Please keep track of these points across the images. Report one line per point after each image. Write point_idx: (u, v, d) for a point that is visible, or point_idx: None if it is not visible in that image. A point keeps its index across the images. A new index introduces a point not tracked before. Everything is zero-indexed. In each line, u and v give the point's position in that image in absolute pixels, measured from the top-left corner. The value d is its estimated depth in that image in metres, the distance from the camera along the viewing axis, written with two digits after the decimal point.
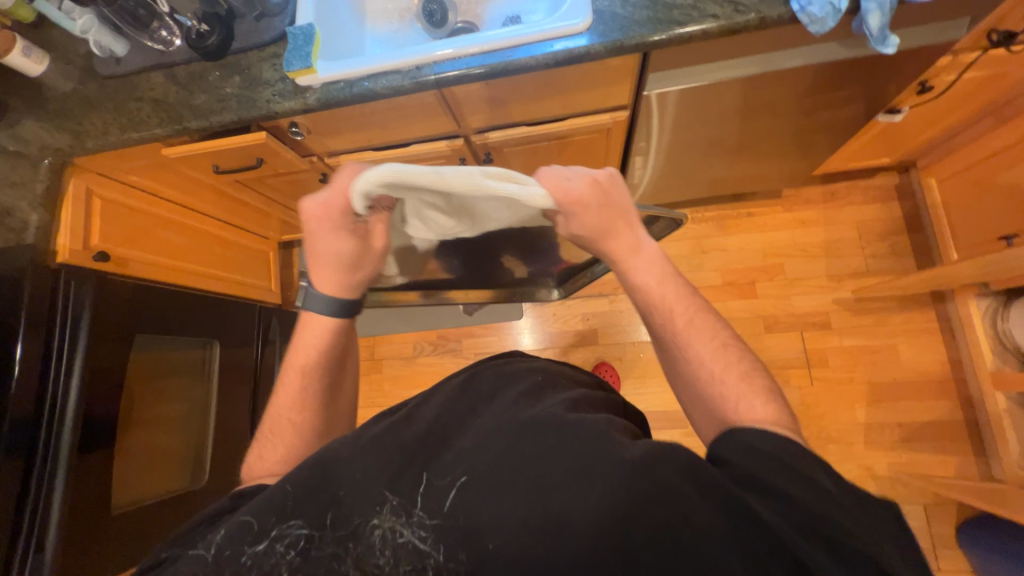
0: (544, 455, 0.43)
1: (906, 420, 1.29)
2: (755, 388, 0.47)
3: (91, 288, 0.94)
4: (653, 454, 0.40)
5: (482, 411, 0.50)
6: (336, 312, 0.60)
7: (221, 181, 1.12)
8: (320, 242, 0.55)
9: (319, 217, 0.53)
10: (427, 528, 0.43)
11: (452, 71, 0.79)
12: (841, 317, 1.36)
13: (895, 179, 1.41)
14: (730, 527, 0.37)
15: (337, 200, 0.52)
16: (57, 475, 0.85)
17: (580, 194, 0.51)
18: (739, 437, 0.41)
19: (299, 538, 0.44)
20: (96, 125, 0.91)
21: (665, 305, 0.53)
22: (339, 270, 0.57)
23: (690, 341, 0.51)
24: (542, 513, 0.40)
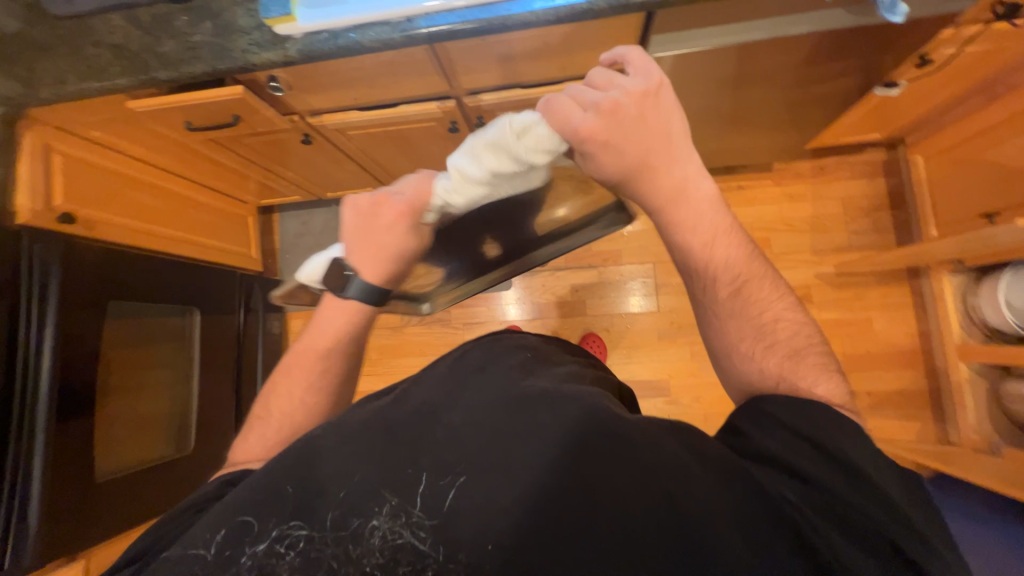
0: (544, 442, 0.41)
1: (874, 389, 1.36)
2: (808, 364, 0.45)
3: (58, 252, 0.87)
4: (648, 431, 0.41)
5: (468, 391, 0.49)
6: (371, 300, 0.59)
7: (193, 138, 1.05)
8: (384, 238, 0.57)
9: (402, 214, 0.56)
10: (429, 528, 0.40)
11: (444, 25, 0.74)
12: (822, 292, 1.40)
13: (883, 154, 1.43)
14: (740, 501, 0.36)
15: (419, 200, 0.56)
16: (36, 446, 0.82)
17: (607, 116, 0.47)
18: (762, 404, 0.42)
19: (299, 538, 0.41)
20: (50, 71, 0.83)
21: (707, 267, 0.50)
22: (397, 262, 0.58)
23: (732, 313, 0.49)
24: (546, 507, 0.39)
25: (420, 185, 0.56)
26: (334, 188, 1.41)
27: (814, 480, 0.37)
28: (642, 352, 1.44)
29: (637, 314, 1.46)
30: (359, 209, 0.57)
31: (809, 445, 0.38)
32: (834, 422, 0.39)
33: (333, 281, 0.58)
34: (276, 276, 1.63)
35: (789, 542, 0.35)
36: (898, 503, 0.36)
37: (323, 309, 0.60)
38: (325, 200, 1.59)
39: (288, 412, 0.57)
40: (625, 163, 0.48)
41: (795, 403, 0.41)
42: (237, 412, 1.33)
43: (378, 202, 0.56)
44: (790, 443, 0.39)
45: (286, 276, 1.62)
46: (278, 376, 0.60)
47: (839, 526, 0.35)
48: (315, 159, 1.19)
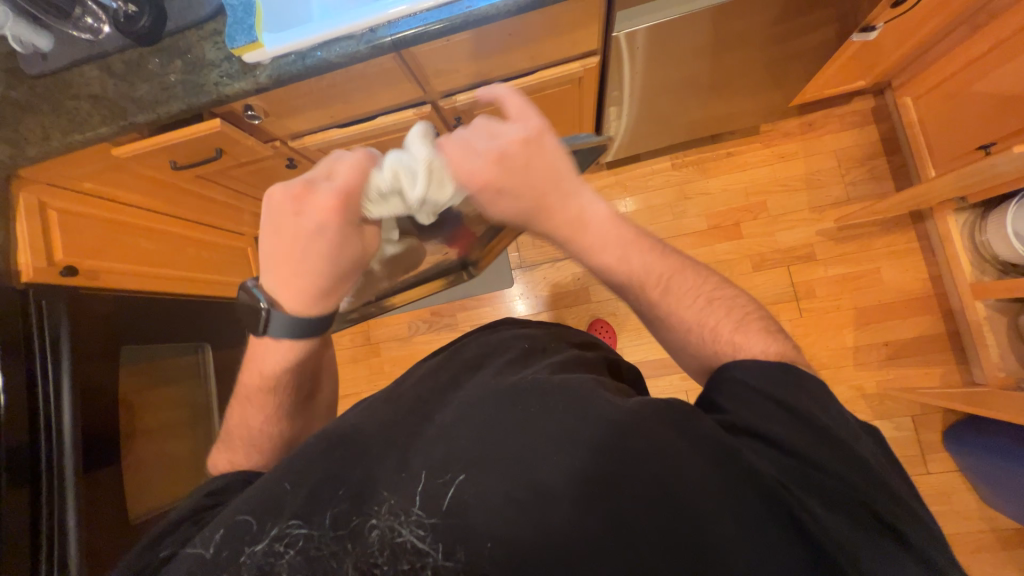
0: (544, 433, 0.41)
1: (891, 339, 1.34)
2: (748, 330, 0.46)
3: (64, 306, 0.90)
4: (644, 409, 0.40)
5: (465, 390, 0.49)
6: (299, 333, 0.52)
7: (181, 177, 1.06)
8: (314, 250, 0.48)
9: (325, 214, 0.46)
10: (427, 526, 0.39)
11: (408, 30, 0.74)
12: (826, 248, 1.38)
13: (871, 102, 1.40)
14: (725, 475, 0.36)
15: (351, 190, 0.45)
16: (65, 498, 0.82)
17: (497, 156, 0.46)
18: (740, 374, 0.41)
19: (298, 537, 0.41)
20: (34, 129, 0.84)
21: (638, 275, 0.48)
22: (320, 280, 0.49)
23: (675, 304, 0.48)
24: (541, 490, 0.38)
25: (348, 174, 0.46)
26: None
27: (794, 450, 0.37)
28: None
29: None
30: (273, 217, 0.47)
31: (780, 410, 0.39)
32: (805, 392, 0.40)
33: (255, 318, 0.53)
34: None
35: (773, 512, 0.35)
36: (867, 465, 0.38)
37: (254, 350, 0.55)
38: None
39: (251, 438, 0.58)
40: (508, 202, 0.47)
41: (768, 372, 0.41)
42: None
43: (296, 208, 0.46)
44: (761, 411, 0.39)
45: None
46: (235, 402, 0.59)
47: (811, 493, 0.36)
48: None
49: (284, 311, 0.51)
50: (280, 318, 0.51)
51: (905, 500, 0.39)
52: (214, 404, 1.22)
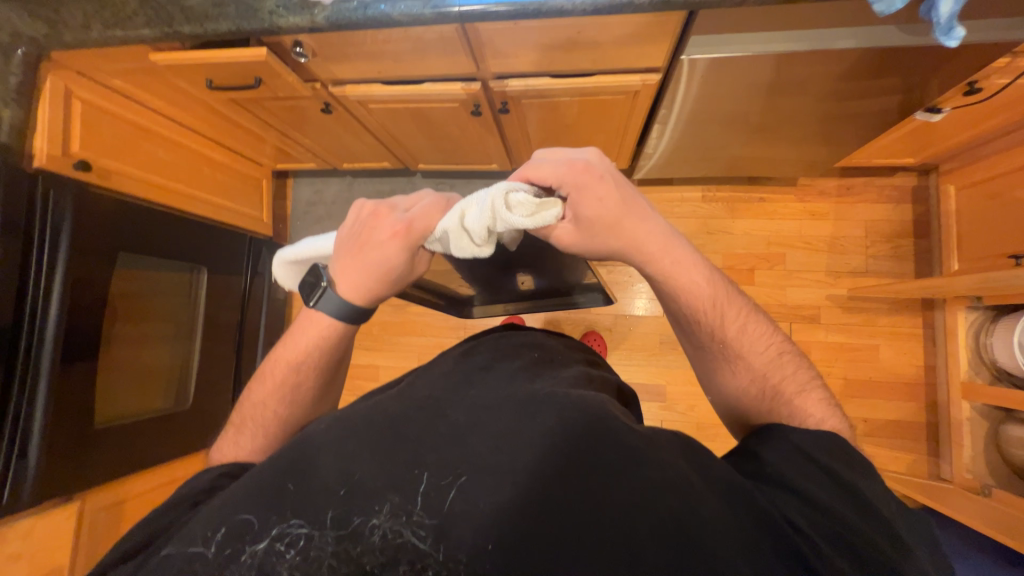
0: (554, 459, 0.40)
1: (871, 416, 1.35)
2: (806, 386, 0.48)
3: (71, 200, 0.88)
4: (663, 462, 0.40)
5: (473, 394, 0.48)
6: (342, 319, 0.54)
7: (213, 96, 1.03)
8: (372, 252, 0.51)
9: (397, 233, 0.49)
10: (428, 527, 0.39)
11: (477, 5, 0.72)
12: (832, 314, 1.38)
13: (913, 180, 1.39)
14: (752, 529, 0.36)
15: (421, 222, 0.49)
16: (38, 384, 0.84)
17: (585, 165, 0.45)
18: (789, 437, 0.43)
19: (299, 536, 0.40)
20: (74, 14, 0.81)
21: (709, 310, 0.50)
22: (371, 288, 0.52)
23: (743, 348, 0.49)
24: (551, 507, 0.38)
25: (425, 209, 0.49)
26: (350, 159, 1.41)
27: (823, 506, 0.38)
28: (642, 356, 1.44)
29: (641, 317, 1.45)
30: (360, 217, 0.52)
31: (822, 474, 0.40)
32: (833, 452, 0.42)
33: (309, 288, 0.54)
34: (285, 242, 1.63)
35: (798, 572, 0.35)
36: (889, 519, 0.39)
37: (302, 321, 0.56)
38: (341, 171, 1.58)
39: (264, 421, 0.55)
40: (612, 203, 0.46)
41: (803, 446, 0.42)
42: (237, 373, 1.35)
43: (379, 217, 0.50)
44: (802, 468, 0.40)
45: (295, 243, 1.63)
46: (262, 371, 0.58)
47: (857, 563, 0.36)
48: (332, 129, 1.18)
49: (329, 296, 0.52)
50: (325, 303, 0.53)
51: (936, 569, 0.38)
52: (197, 327, 1.21)
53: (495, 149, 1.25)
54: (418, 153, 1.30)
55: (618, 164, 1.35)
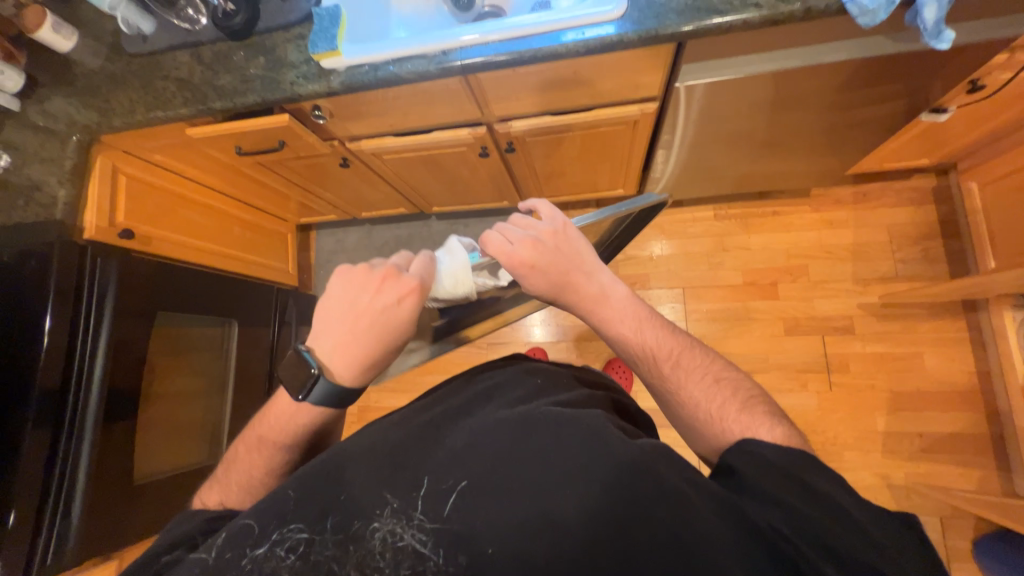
0: (548, 469, 0.40)
1: (926, 430, 1.25)
2: (757, 413, 0.45)
3: (116, 266, 0.95)
4: (658, 476, 0.39)
5: (478, 414, 0.49)
6: (343, 399, 0.53)
7: (241, 161, 1.12)
8: (378, 318, 0.52)
9: (408, 294, 0.52)
10: (428, 531, 0.40)
11: (478, 57, 0.77)
12: (866, 323, 1.33)
13: (932, 181, 1.36)
14: (737, 537, 0.36)
15: (429, 282, 0.55)
16: (82, 444, 0.87)
17: (524, 246, 0.53)
18: (758, 449, 0.41)
19: (299, 542, 0.41)
20: (123, 102, 0.92)
21: (642, 351, 0.51)
22: (378, 357, 0.53)
23: (681, 381, 0.49)
24: (550, 512, 0.39)
25: (432, 271, 0.55)
26: (368, 208, 1.48)
27: (802, 512, 0.37)
28: None
29: None
30: (358, 285, 0.53)
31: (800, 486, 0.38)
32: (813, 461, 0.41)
33: (298, 380, 0.51)
34: (309, 291, 1.69)
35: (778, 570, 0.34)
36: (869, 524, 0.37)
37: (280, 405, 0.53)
38: (360, 219, 1.66)
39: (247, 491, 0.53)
40: (546, 265, 0.53)
41: (781, 462, 0.40)
42: None
43: (384, 282, 0.53)
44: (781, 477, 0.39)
45: (318, 290, 1.69)
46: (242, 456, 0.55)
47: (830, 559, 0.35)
48: (350, 182, 1.25)
49: (329, 378, 0.51)
50: (323, 387, 0.51)
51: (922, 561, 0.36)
52: (229, 382, 1.24)
53: (506, 187, 1.30)
54: (432, 197, 1.36)
55: (627, 191, 1.38)
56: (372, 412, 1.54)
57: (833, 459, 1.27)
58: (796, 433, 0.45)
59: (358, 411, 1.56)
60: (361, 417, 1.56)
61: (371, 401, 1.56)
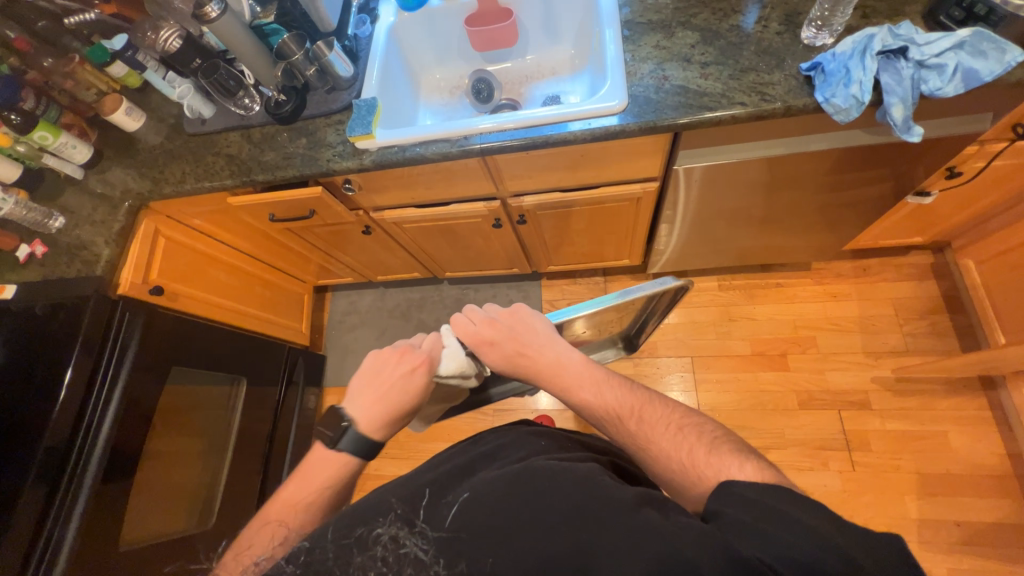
0: (543, 489, 0.42)
1: (964, 518, 1.16)
2: (724, 452, 0.46)
3: (142, 320, 1.00)
4: (645, 500, 0.40)
5: (485, 460, 0.51)
6: (367, 456, 0.54)
7: (272, 227, 1.21)
8: (397, 384, 0.57)
9: (422, 363, 0.57)
10: (431, 539, 0.42)
11: (496, 142, 0.87)
12: (882, 398, 1.29)
13: (929, 258, 1.40)
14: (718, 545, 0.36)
15: (436, 353, 0.59)
16: (76, 503, 0.85)
17: (483, 332, 0.59)
18: (734, 491, 0.41)
19: (301, 551, 0.43)
20: (175, 173, 1.02)
21: (606, 413, 0.53)
22: (398, 418, 0.57)
23: (647, 437, 0.49)
24: (542, 518, 0.40)
25: (440, 343, 0.60)
26: (384, 272, 1.54)
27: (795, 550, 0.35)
28: None
29: None
30: (384, 355, 0.58)
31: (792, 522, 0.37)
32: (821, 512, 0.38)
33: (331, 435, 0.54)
34: (319, 351, 1.71)
35: None
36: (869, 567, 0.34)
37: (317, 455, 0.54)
38: (375, 283, 1.73)
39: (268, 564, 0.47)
40: (504, 346, 0.58)
41: (763, 502, 0.39)
42: (262, 488, 1.32)
43: (406, 353, 0.58)
44: (781, 521, 0.37)
45: (328, 350, 1.71)
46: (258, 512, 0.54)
47: None
48: (371, 247, 1.33)
49: (355, 435, 0.54)
50: (350, 442, 0.53)
51: None
52: (230, 441, 1.22)
53: (516, 255, 1.36)
54: (445, 263, 1.43)
55: (633, 261, 1.44)
56: (371, 480, 1.48)
57: None
58: (775, 472, 0.43)
59: (357, 479, 1.50)
60: (360, 485, 1.49)
61: (372, 468, 1.50)
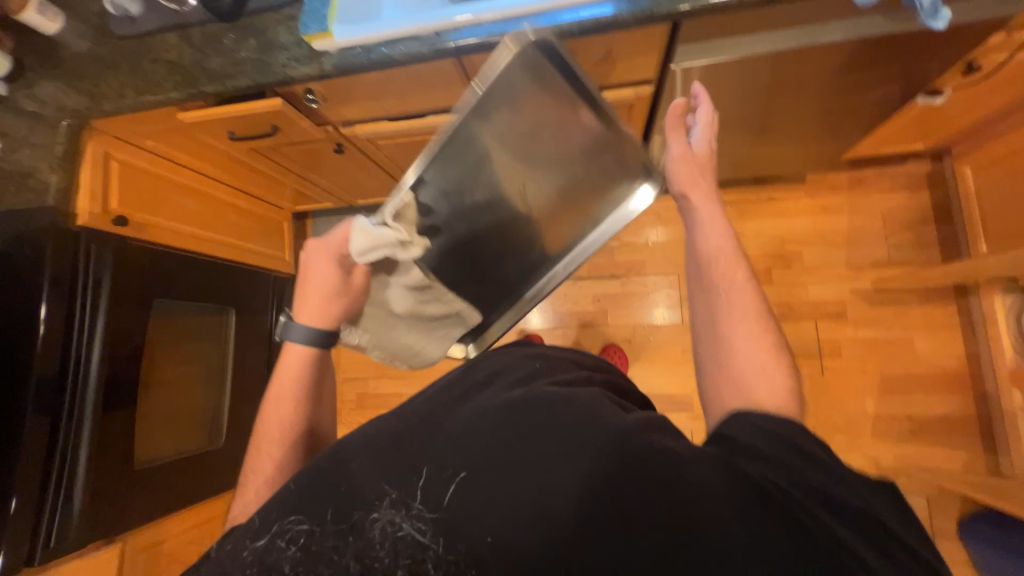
0: (545, 467, 0.44)
1: (915, 413, 1.28)
2: (785, 370, 0.54)
3: (111, 254, 0.95)
4: (653, 465, 0.42)
5: (479, 390, 0.53)
6: (311, 338, 0.69)
7: (234, 147, 1.11)
8: (314, 275, 0.68)
9: (326, 254, 0.67)
10: (428, 521, 0.44)
11: (472, 39, 0.77)
12: (858, 309, 1.34)
13: (927, 166, 1.36)
14: (729, 483, 0.41)
15: (338, 242, 0.67)
16: (82, 435, 0.88)
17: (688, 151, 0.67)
18: (748, 420, 0.46)
19: (300, 533, 0.46)
20: (112, 86, 0.90)
21: (717, 269, 0.61)
22: (325, 302, 0.68)
23: (740, 314, 0.58)
24: (544, 496, 0.42)
25: (338, 233, 0.68)
26: (363, 195, 1.47)
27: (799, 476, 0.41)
28: (664, 366, 1.42)
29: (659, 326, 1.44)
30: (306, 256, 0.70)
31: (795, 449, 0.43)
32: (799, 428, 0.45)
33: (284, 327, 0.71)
34: None
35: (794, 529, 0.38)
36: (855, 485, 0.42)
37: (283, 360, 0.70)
38: (355, 207, 1.66)
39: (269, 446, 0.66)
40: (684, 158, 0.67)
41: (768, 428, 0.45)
42: None
43: (312, 249, 0.68)
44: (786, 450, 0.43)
45: None
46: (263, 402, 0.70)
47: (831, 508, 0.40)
48: (346, 167, 1.24)
49: (295, 325, 0.69)
50: (292, 331, 0.69)
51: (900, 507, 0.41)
52: (229, 368, 1.24)
53: None
54: None
55: None
56: (370, 398, 1.56)
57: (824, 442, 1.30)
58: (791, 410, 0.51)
59: (356, 398, 1.58)
60: (360, 403, 1.57)
61: (369, 388, 1.57)
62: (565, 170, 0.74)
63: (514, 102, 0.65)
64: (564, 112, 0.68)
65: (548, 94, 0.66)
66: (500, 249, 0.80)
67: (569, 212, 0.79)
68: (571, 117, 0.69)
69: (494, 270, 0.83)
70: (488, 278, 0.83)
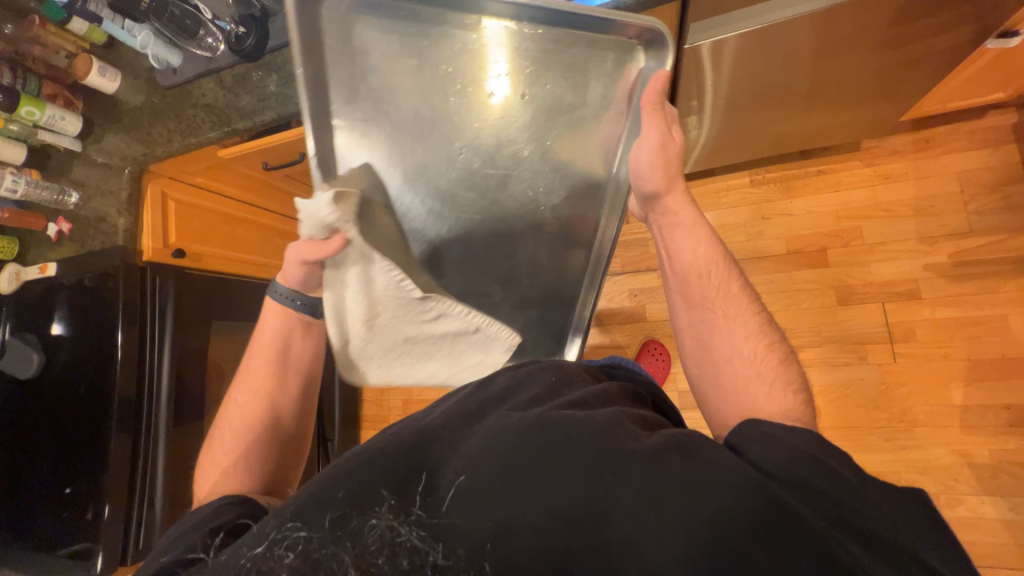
0: (557, 479, 0.47)
1: (1014, 402, 1.12)
2: (782, 374, 0.58)
3: (172, 282, 1.06)
4: (673, 478, 0.45)
5: (496, 408, 0.56)
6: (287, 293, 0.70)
7: (271, 175, 1.20)
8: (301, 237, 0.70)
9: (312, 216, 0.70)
10: (427, 527, 0.47)
11: None
12: (935, 286, 1.19)
13: (1012, 117, 1.18)
14: (755, 506, 0.43)
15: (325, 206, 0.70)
16: (159, 444, 0.99)
17: (664, 144, 0.63)
18: (765, 431, 0.51)
19: (298, 540, 0.48)
20: (162, 133, 1.00)
21: (698, 272, 0.65)
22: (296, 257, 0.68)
23: (728, 327, 0.61)
24: (555, 507, 0.46)
25: None
26: None
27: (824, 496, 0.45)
28: None
29: None
30: None
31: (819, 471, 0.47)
32: (809, 439, 0.49)
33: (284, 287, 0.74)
34: None
35: (821, 554, 0.41)
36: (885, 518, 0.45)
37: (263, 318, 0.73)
38: None
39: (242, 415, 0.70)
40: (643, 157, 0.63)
41: (786, 440, 0.49)
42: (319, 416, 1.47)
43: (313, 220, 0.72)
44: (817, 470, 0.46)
45: None
46: (240, 379, 0.72)
47: (854, 536, 0.43)
48: None
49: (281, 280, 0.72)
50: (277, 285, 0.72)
51: (919, 534, 0.46)
52: None
53: None
54: None
55: None
56: (415, 404, 1.61)
57: (901, 437, 1.17)
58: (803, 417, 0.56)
59: (402, 404, 1.64)
60: (406, 409, 1.63)
61: (413, 394, 1.62)
62: (519, 93, 0.60)
63: (380, 47, 0.56)
64: (464, 48, 0.57)
65: (432, 36, 0.56)
66: (520, 211, 0.67)
67: (576, 159, 0.65)
68: (474, 39, 0.57)
69: (531, 238, 0.70)
70: (515, 264, 0.72)
